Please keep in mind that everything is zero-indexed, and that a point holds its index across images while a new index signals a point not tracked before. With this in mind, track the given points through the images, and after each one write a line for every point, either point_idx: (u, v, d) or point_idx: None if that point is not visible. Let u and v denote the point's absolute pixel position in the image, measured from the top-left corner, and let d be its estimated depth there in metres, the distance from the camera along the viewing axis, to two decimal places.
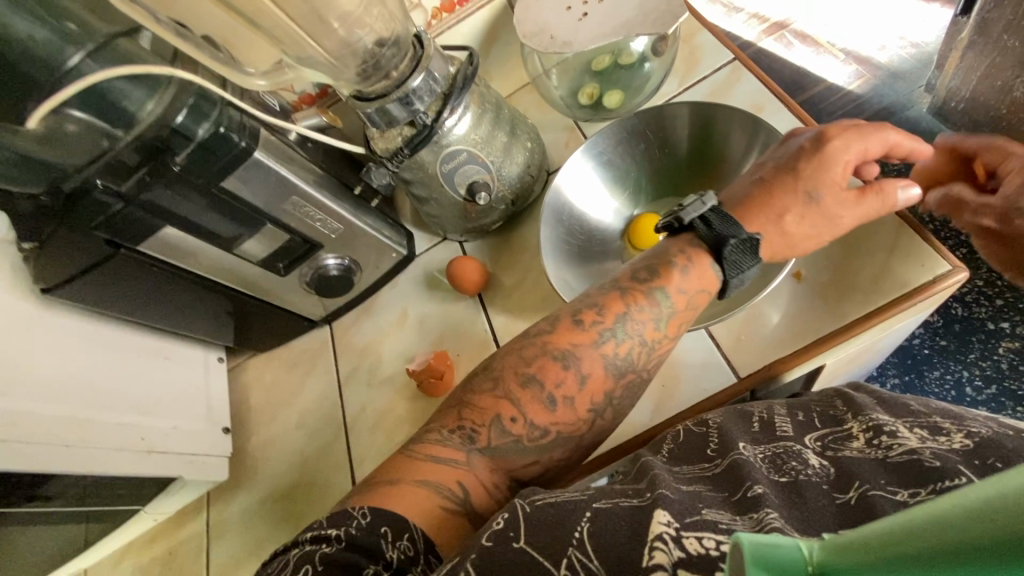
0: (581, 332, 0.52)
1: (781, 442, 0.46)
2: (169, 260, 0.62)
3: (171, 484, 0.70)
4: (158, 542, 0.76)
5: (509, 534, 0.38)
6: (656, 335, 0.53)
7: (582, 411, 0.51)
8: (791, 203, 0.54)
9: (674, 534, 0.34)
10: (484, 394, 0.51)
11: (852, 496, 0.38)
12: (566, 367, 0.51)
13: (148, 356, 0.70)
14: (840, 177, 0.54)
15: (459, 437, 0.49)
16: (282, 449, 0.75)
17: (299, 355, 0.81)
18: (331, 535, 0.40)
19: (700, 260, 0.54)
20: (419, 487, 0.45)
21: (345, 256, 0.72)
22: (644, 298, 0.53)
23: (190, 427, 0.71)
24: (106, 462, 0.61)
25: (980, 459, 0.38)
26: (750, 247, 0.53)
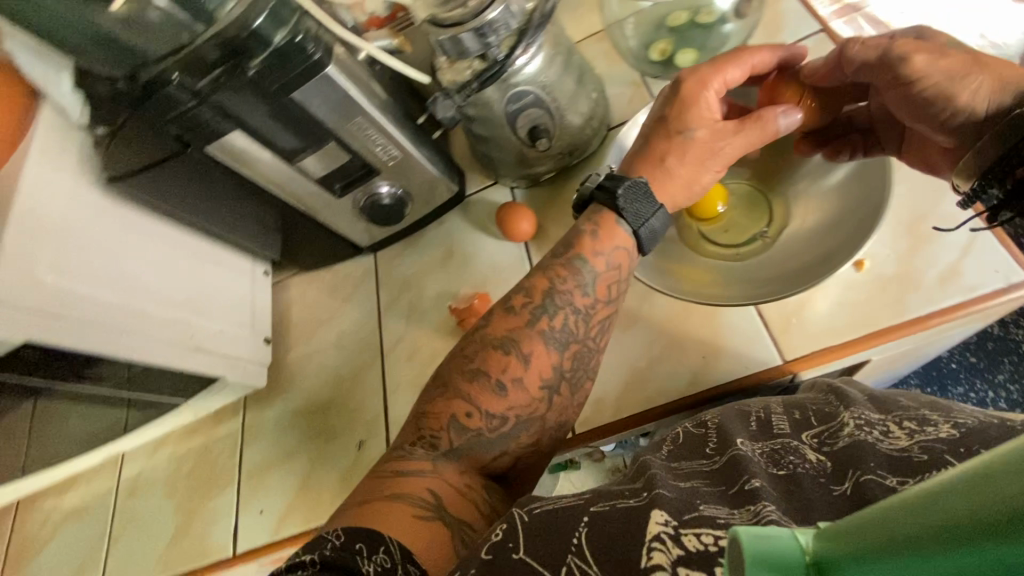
0: (514, 317, 0.55)
1: (779, 439, 0.46)
2: (232, 164, 0.63)
3: (214, 383, 0.73)
4: (193, 437, 0.81)
5: (508, 546, 0.39)
6: (587, 301, 0.56)
7: (536, 389, 0.53)
8: (667, 146, 0.56)
9: (672, 534, 0.35)
10: (436, 403, 0.54)
11: (848, 487, 0.39)
12: (508, 353, 0.54)
13: (200, 259, 0.72)
14: (705, 112, 0.55)
15: (423, 448, 0.51)
16: (315, 367, 0.78)
17: (341, 280, 0.83)
18: (305, 561, 0.38)
19: (606, 223, 0.57)
20: (391, 502, 0.45)
21: (399, 185, 0.72)
22: (566, 271, 0.56)
23: (233, 332, 0.74)
24: (155, 351, 0.64)
25: (965, 447, 0.38)
26: (642, 192, 0.56)
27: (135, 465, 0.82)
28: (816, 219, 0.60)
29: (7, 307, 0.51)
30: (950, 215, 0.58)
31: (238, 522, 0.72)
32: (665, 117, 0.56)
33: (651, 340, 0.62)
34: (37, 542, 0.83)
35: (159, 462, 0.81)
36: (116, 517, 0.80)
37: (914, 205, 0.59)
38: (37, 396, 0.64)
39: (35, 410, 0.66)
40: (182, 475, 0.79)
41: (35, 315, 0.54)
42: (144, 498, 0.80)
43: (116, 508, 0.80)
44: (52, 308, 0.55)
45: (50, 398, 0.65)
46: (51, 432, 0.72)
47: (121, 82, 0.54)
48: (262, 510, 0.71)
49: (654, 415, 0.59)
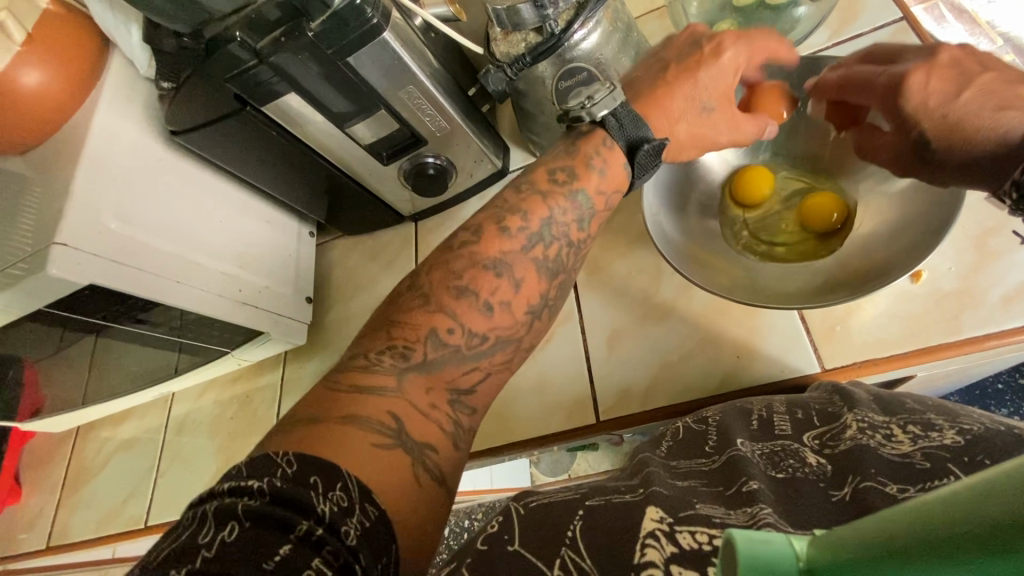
0: (509, 240, 0.53)
1: (779, 440, 0.47)
2: (284, 123, 0.64)
3: (257, 336, 0.76)
4: (234, 385, 0.85)
5: (504, 538, 0.42)
6: (579, 236, 0.55)
7: (520, 313, 0.52)
8: (685, 107, 0.55)
9: (667, 531, 0.37)
10: (414, 312, 0.50)
11: (848, 492, 0.38)
12: (498, 275, 0.52)
13: (248, 213, 0.75)
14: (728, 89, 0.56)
15: (392, 356, 0.47)
16: (352, 328, 0.81)
17: (382, 246, 0.85)
18: (252, 489, 0.35)
19: (613, 159, 0.55)
20: (354, 430, 0.41)
21: (444, 155, 0.72)
22: (564, 202, 0.55)
23: (278, 288, 0.77)
24: (207, 304, 0.67)
25: (968, 456, 0.37)
26: (656, 154, 0.55)
27: (184, 405, 0.88)
28: (873, 225, 0.57)
29: (72, 248, 0.55)
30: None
31: None
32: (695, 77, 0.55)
33: (685, 332, 0.61)
34: (92, 468, 0.90)
35: (204, 405, 0.86)
36: (163, 454, 0.86)
37: (985, 218, 0.55)
38: (96, 334, 0.68)
39: (94, 346, 0.71)
40: (224, 419, 0.83)
41: (95, 261, 0.57)
42: (190, 437, 0.85)
43: (165, 444, 0.86)
44: (113, 255, 0.58)
45: (107, 337, 0.69)
46: (108, 367, 0.77)
47: (186, 37, 0.55)
48: None
49: (678, 411, 0.58)
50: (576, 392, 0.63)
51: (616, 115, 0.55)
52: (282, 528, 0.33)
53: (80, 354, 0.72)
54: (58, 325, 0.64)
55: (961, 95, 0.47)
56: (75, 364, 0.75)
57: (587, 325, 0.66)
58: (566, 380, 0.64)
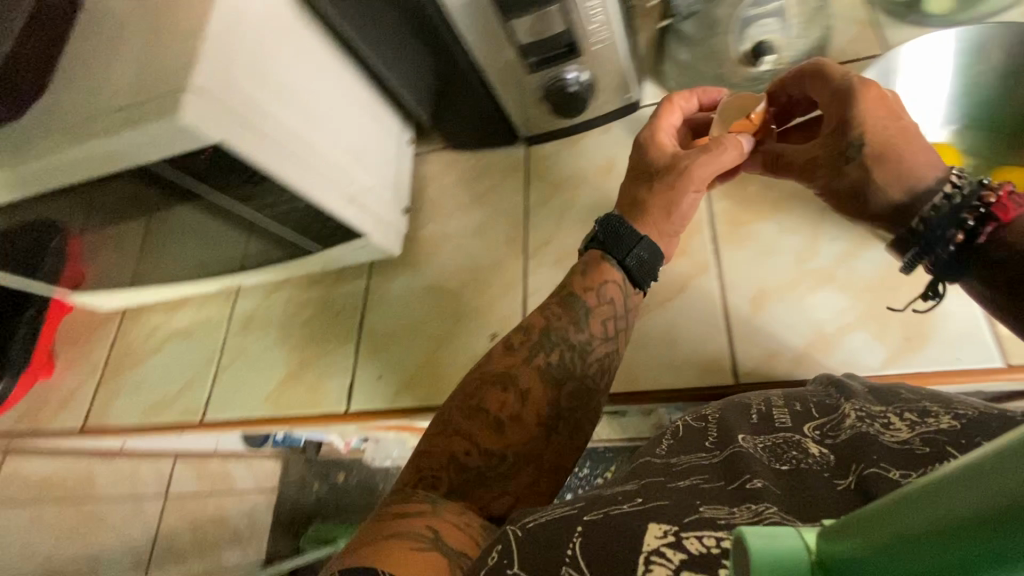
0: (514, 353, 0.57)
1: (781, 433, 0.46)
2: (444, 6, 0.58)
3: (357, 240, 0.69)
4: (310, 288, 0.78)
5: (503, 563, 0.38)
6: (581, 338, 0.57)
7: (532, 424, 0.54)
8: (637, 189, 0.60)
9: (671, 543, 0.35)
10: (435, 440, 0.54)
11: (851, 480, 0.38)
12: (504, 389, 0.55)
13: (354, 106, 0.68)
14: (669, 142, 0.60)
15: (425, 492, 0.50)
16: (451, 249, 0.75)
17: (486, 167, 0.79)
18: None
19: (596, 265, 0.59)
20: (392, 538, 0.43)
21: (589, 73, 0.66)
22: (561, 308, 0.58)
23: (380, 192, 0.71)
24: (319, 193, 0.61)
25: (966, 437, 0.37)
26: (616, 226, 0.59)
27: (249, 301, 0.80)
28: None
29: (206, 99, 0.48)
30: None
31: (353, 381, 0.71)
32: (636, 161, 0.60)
33: (845, 305, 0.58)
34: (139, 354, 0.84)
35: (274, 304, 0.79)
36: (224, 350, 0.79)
37: None
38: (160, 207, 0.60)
39: (152, 223, 0.63)
40: (298, 323, 0.76)
41: (228, 119, 0.50)
42: (255, 335, 0.78)
43: (226, 339, 0.79)
44: (243, 118, 0.51)
45: (172, 213, 0.61)
46: (165, 247, 0.70)
47: None
48: (379, 375, 0.70)
49: None
50: (708, 347, 0.60)
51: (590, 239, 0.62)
52: None
53: (144, 229, 0.65)
54: (155, 186, 0.56)
55: (904, 116, 0.50)
56: (137, 237, 0.67)
57: (726, 287, 0.62)
58: (698, 338, 0.61)
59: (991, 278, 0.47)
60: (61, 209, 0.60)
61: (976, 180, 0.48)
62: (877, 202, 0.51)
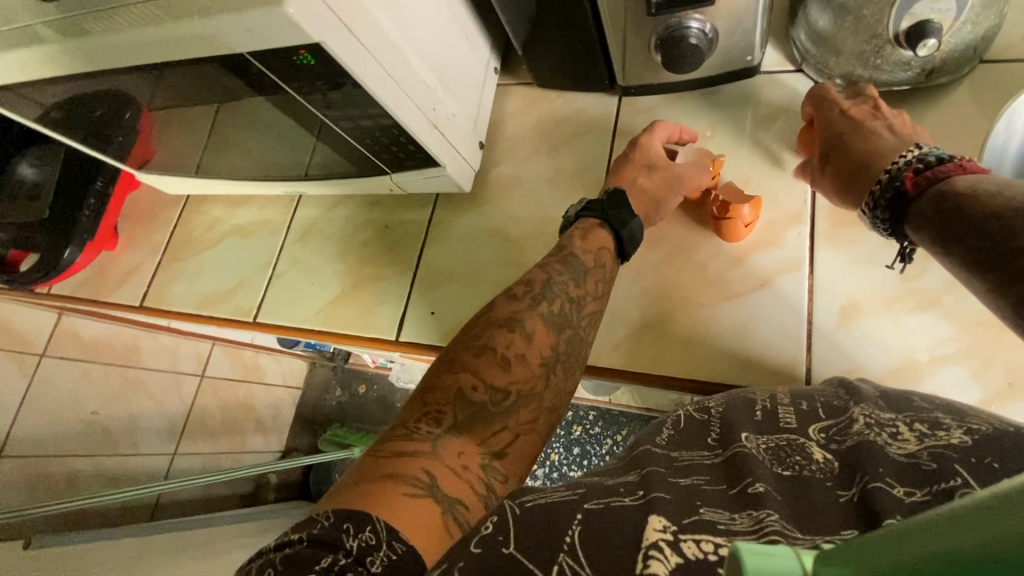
0: (518, 300, 0.57)
1: (785, 434, 0.47)
2: None
3: (432, 169, 0.66)
4: (374, 210, 0.76)
5: (497, 539, 0.39)
6: (579, 291, 0.58)
7: (536, 364, 0.55)
8: (634, 172, 0.64)
9: (671, 540, 0.36)
10: (444, 377, 0.54)
11: (855, 492, 0.40)
12: (512, 330, 0.56)
13: (446, 19, 0.63)
14: (657, 149, 0.65)
15: (426, 426, 0.49)
16: (525, 195, 0.72)
17: (573, 112, 0.74)
18: (293, 540, 0.39)
19: (591, 228, 0.61)
20: (388, 481, 0.43)
21: (713, 25, 0.59)
22: (562, 265, 0.59)
23: (463, 121, 0.67)
24: (405, 113, 0.58)
25: (976, 458, 0.39)
26: (622, 199, 0.62)
27: (310, 211, 0.79)
28: None
29: None
30: None
31: (405, 311, 0.70)
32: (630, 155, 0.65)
33: (946, 335, 0.54)
34: (198, 244, 0.84)
35: (333, 219, 0.78)
36: (281, 255, 0.78)
37: None
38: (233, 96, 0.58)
39: (224, 109, 0.61)
40: (356, 243, 0.75)
41: (331, 16, 0.46)
42: (313, 246, 0.77)
43: (284, 245, 0.79)
44: (344, 16, 0.48)
45: (243, 104, 0.59)
46: (234, 141, 0.68)
47: None
48: (432, 311, 0.69)
49: None
50: (780, 348, 0.58)
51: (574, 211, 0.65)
52: (310, 563, 0.36)
53: (217, 116, 0.63)
54: (240, 78, 0.54)
55: (868, 118, 0.56)
56: (210, 123, 0.65)
57: (824, 286, 0.59)
58: (772, 337, 0.58)
59: (922, 220, 0.46)
60: (139, 82, 0.58)
61: (924, 150, 0.49)
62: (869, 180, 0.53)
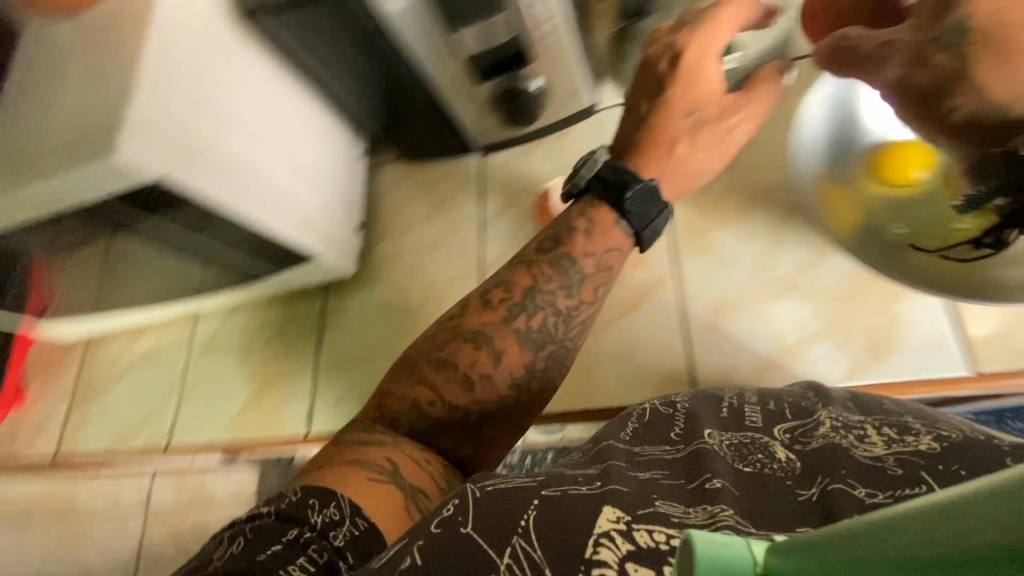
0: (490, 312, 0.53)
1: (748, 432, 0.46)
2: (378, 14, 0.53)
3: (308, 263, 0.68)
4: (273, 309, 0.77)
5: (457, 520, 0.37)
6: (568, 303, 0.53)
7: (504, 387, 0.52)
8: (679, 127, 0.53)
9: (623, 530, 0.35)
10: (401, 385, 0.53)
11: (814, 492, 0.39)
12: (477, 347, 0.52)
13: (305, 118, 0.66)
14: (708, 85, 0.52)
15: (381, 425, 0.51)
16: (410, 265, 0.73)
17: (442, 177, 0.77)
18: (262, 513, 0.42)
19: (601, 223, 0.54)
20: (349, 467, 0.46)
21: (542, 79, 0.62)
22: (550, 268, 0.54)
23: (335, 211, 0.70)
24: (269, 220, 0.60)
25: (943, 464, 0.38)
26: (652, 194, 0.53)
27: (209, 324, 0.79)
28: None
29: (140, 133, 0.46)
30: None
31: (312, 406, 0.70)
32: (668, 97, 0.52)
33: (809, 315, 0.58)
34: (105, 381, 0.83)
35: (233, 326, 0.78)
36: (186, 374, 0.78)
37: None
38: (96, 248, 0.59)
39: (94, 262, 0.62)
40: (257, 346, 0.76)
41: (166, 150, 0.48)
42: (216, 360, 0.77)
43: (188, 362, 0.79)
44: (178, 148, 0.49)
45: (105, 254, 0.60)
46: (115, 279, 0.69)
47: None
48: (337, 400, 0.70)
49: None
50: (665, 360, 0.60)
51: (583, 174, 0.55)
52: (277, 535, 0.40)
53: (88, 267, 0.64)
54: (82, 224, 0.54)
55: None
56: (86, 275, 0.66)
57: (690, 294, 0.62)
58: (655, 352, 0.60)
59: None
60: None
61: None
62: (951, 105, 0.38)
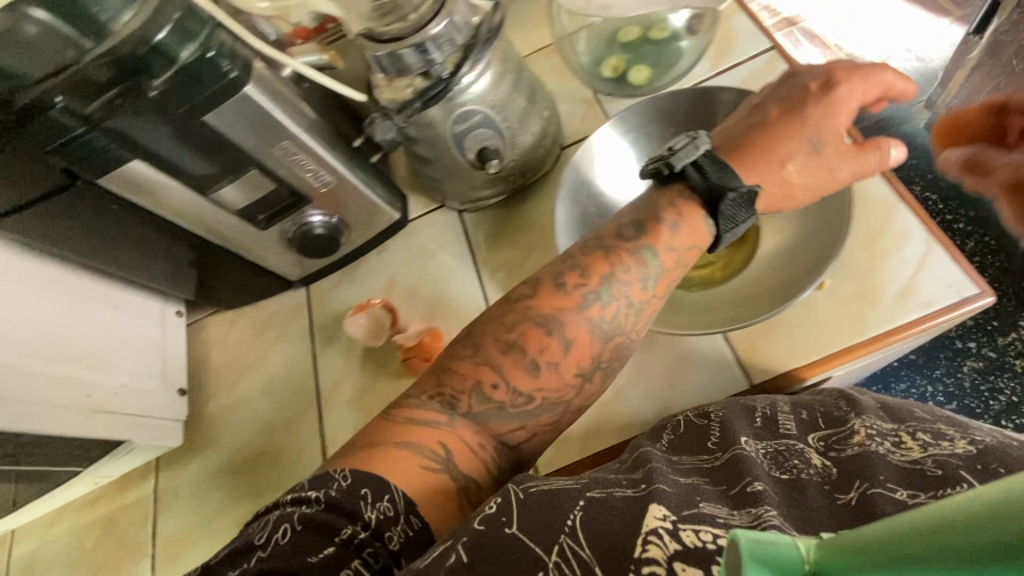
0: (565, 296, 0.50)
1: (783, 440, 0.44)
2: (135, 198, 0.56)
3: (119, 447, 0.68)
4: (127, 492, 0.75)
5: (502, 520, 0.35)
6: (642, 296, 0.51)
7: (570, 375, 0.49)
8: (789, 149, 0.51)
9: (671, 528, 0.33)
10: (463, 363, 0.49)
11: (853, 495, 0.37)
12: (549, 335, 0.49)
13: (97, 302, 0.65)
14: (838, 126, 0.51)
15: (439, 403, 0.47)
16: (243, 415, 0.75)
17: (271, 316, 0.79)
18: (310, 497, 0.41)
19: (690, 215, 0.51)
20: (403, 452, 0.44)
21: (334, 215, 0.67)
22: (630, 259, 0.50)
23: (139, 385, 0.69)
24: (45, 422, 0.59)
25: (982, 464, 0.36)
26: (744, 202, 0.50)
27: (31, 539, 0.76)
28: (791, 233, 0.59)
29: None
30: (883, 219, 0.59)
31: None
32: (802, 115, 0.51)
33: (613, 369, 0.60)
34: None
35: (56, 537, 0.76)
36: None
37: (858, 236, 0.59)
38: None
39: None
40: (85, 550, 0.74)
41: None
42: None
43: None
44: None
45: None
46: None
47: None
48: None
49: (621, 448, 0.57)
50: None
51: (697, 167, 0.51)
52: (331, 531, 0.38)
53: None
54: None
55: None
56: None
57: None
58: None
59: None
60: None
61: None
62: None
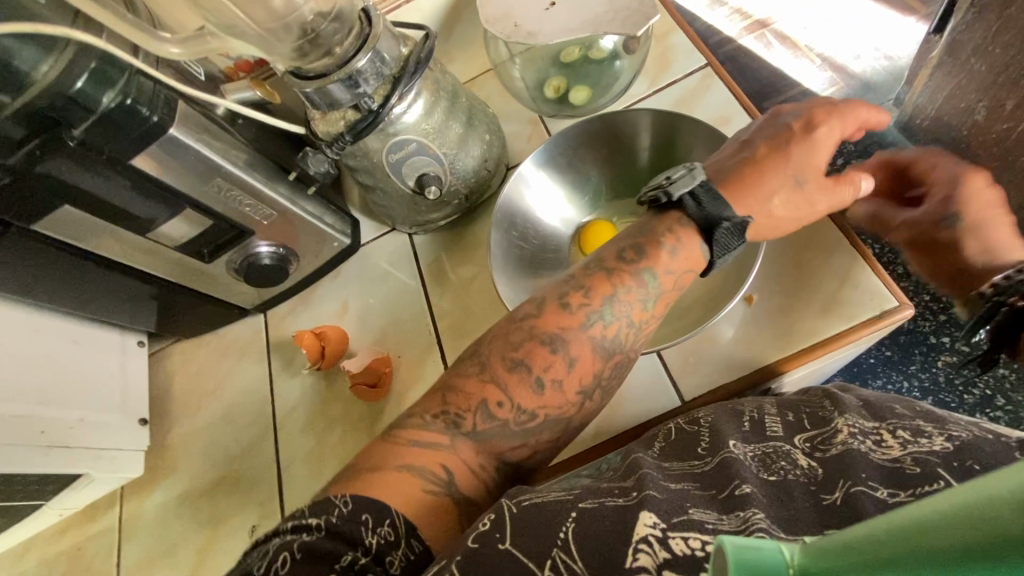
0: (569, 316, 0.50)
1: (771, 442, 0.44)
2: (67, 238, 0.57)
3: (78, 479, 0.70)
4: (91, 522, 0.76)
5: (495, 536, 0.36)
6: (642, 316, 0.52)
7: (572, 393, 0.49)
8: (780, 183, 0.52)
9: (660, 536, 0.34)
10: (469, 379, 0.49)
11: (838, 495, 0.37)
12: (553, 351, 0.49)
13: (53, 339, 0.66)
14: (819, 163, 0.53)
15: (443, 423, 0.47)
16: (203, 444, 0.76)
17: (230, 343, 0.80)
18: (312, 525, 0.39)
19: (688, 240, 0.52)
20: (399, 474, 0.43)
21: (281, 244, 0.68)
22: (630, 279, 0.52)
23: (98, 419, 0.70)
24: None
25: (958, 461, 0.37)
26: (737, 229, 0.52)
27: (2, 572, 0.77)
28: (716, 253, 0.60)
29: None
30: (813, 238, 0.61)
31: None
32: (789, 153, 0.52)
33: None
34: None
35: (25, 568, 0.77)
36: None
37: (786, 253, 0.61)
38: None
39: None
40: None
41: None
42: None
43: None
44: None
45: None
46: None
47: None
48: None
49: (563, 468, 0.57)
50: None
51: (694, 196, 0.52)
52: (330, 559, 0.37)
53: None
54: None
55: None
56: None
57: None
58: None
59: None
60: None
61: None
62: None
